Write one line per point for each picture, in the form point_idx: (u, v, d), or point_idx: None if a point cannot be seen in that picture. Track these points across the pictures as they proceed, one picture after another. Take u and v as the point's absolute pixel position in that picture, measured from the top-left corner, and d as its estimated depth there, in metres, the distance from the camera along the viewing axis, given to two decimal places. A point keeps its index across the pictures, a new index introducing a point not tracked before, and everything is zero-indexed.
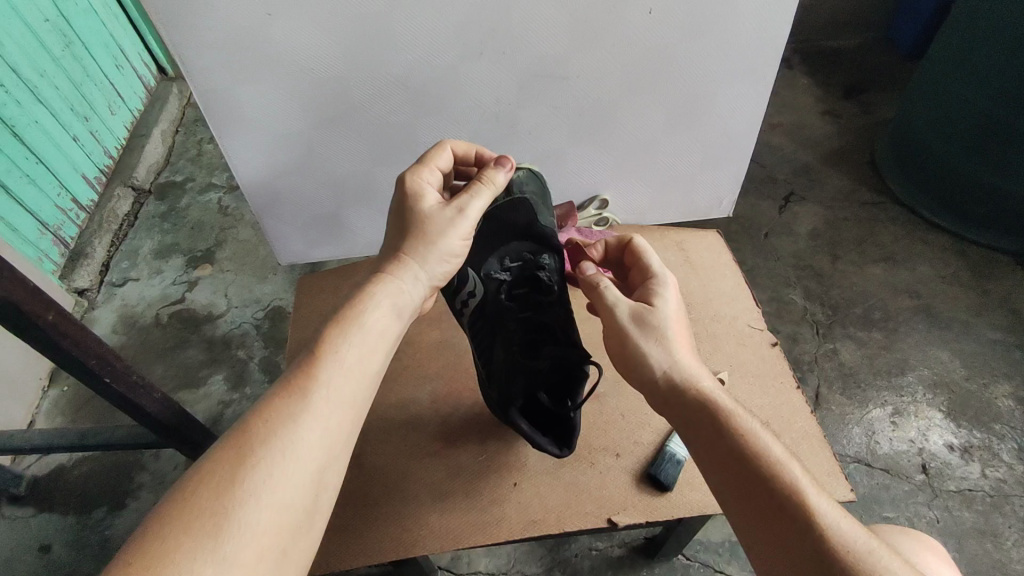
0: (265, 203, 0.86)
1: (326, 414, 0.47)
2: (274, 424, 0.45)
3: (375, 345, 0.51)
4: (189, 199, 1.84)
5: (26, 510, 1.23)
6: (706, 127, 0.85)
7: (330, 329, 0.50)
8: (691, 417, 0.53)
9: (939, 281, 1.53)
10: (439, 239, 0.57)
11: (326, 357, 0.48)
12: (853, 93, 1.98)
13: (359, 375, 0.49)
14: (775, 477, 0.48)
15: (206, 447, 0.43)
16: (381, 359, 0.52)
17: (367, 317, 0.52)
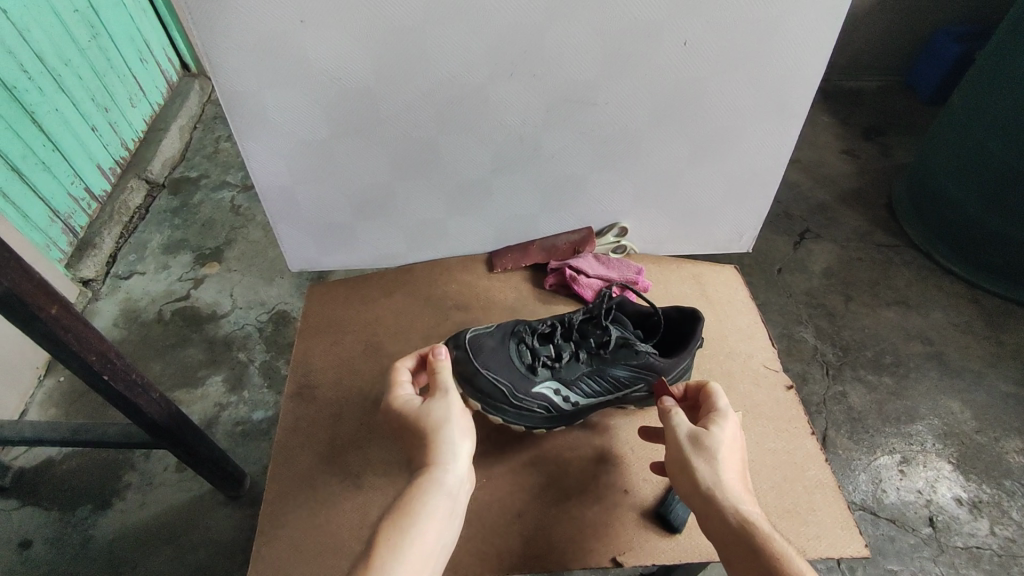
0: (281, 208, 0.84)
1: None
2: None
3: (432, 534, 0.54)
4: (202, 195, 1.85)
5: (10, 501, 1.20)
6: (733, 162, 0.83)
7: (386, 527, 0.53)
8: (725, 528, 0.54)
9: (952, 328, 1.51)
10: (453, 427, 0.59)
11: (400, 543, 0.52)
12: (871, 134, 1.98)
13: (423, 564, 0.52)
14: None
15: None
16: (439, 543, 0.54)
17: (416, 509, 0.54)
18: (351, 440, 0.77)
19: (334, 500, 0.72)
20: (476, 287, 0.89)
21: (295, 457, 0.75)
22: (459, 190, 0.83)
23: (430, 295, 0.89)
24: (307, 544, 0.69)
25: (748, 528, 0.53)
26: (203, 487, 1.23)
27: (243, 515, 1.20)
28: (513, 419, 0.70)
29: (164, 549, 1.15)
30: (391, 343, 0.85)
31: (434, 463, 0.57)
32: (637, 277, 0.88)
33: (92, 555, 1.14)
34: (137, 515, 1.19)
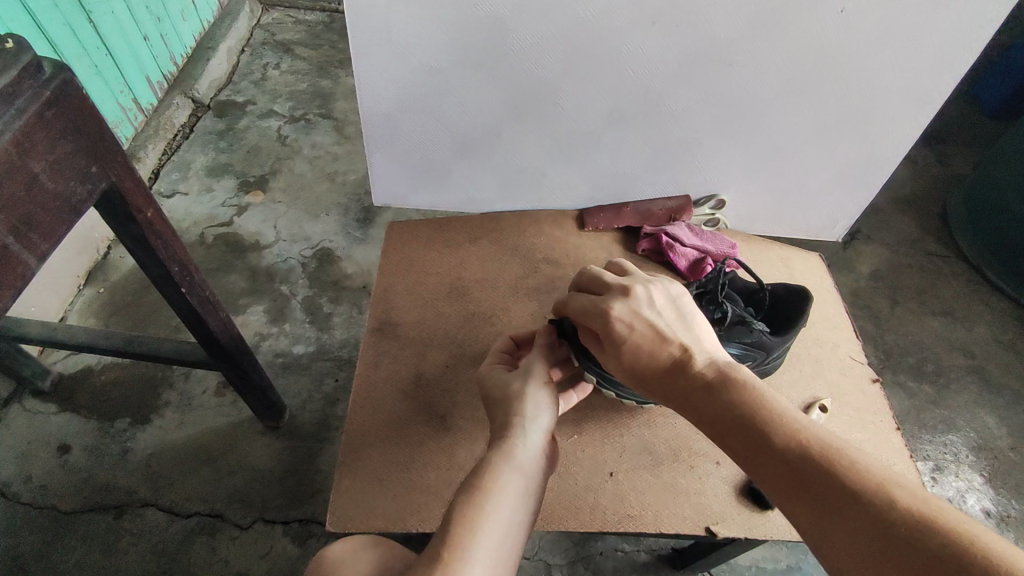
0: (381, 135, 0.83)
1: (498, 548, 0.48)
2: (461, 533, 0.48)
3: (508, 505, 0.52)
4: (249, 122, 1.75)
5: (49, 406, 1.15)
6: (850, 144, 0.81)
7: (465, 495, 0.51)
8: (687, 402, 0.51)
9: (997, 346, 1.41)
10: (530, 403, 0.59)
11: (496, 487, 0.52)
12: (932, 141, 1.81)
13: (501, 534, 0.49)
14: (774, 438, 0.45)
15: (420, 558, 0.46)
16: (520, 517, 0.52)
17: (496, 482, 0.53)
18: (436, 381, 0.76)
19: (416, 439, 0.71)
20: (565, 242, 0.89)
21: (377, 393, 0.74)
22: (566, 140, 0.81)
23: (518, 244, 0.88)
24: (389, 478, 0.68)
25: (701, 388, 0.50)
26: (242, 413, 1.17)
27: (281, 446, 1.13)
28: (623, 392, 0.69)
29: (202, 471, 1.10)
30: (477, 290, 0.84)
31: (517, 421, 0.58)
32: (732, 252, 0.86)
33: (130, 468, 1.09)
34: (174, 434, 1.13)
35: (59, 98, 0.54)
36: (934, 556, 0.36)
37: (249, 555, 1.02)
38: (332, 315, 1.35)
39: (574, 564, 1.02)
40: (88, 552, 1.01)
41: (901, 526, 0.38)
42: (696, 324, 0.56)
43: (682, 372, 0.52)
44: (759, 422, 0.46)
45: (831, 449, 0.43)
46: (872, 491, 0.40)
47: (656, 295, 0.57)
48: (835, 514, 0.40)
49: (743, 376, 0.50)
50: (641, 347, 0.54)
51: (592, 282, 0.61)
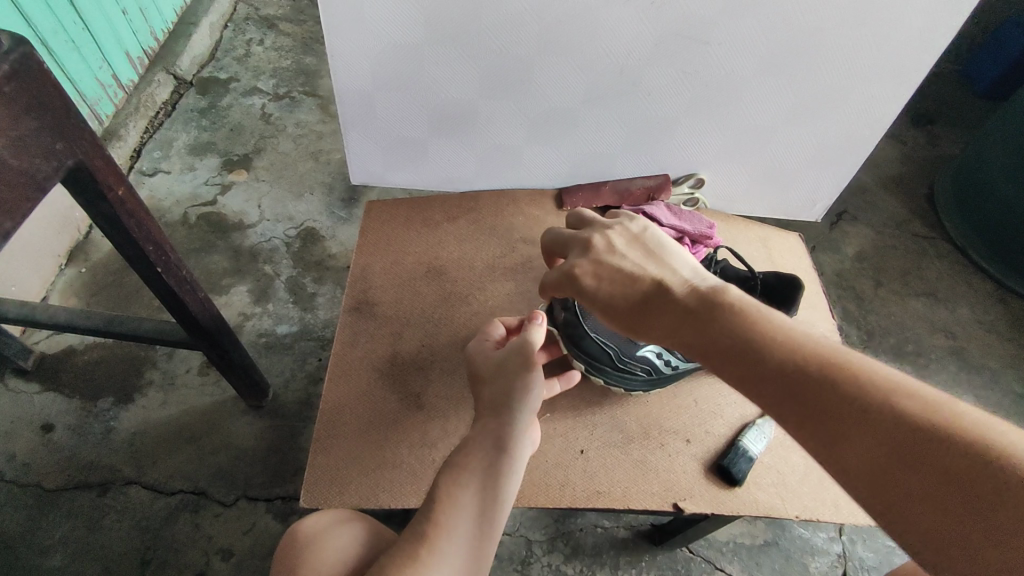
0: (356, 111, 0.82)
1: (472, 529, 0.50)
2: (437, 517, 0.50)
3: (487, 485, 0.53)
4: (231, 99, 1.72)
5: (31, 385, 1.15)
6: (828, 124, 0.82)
7: (444, 478, 0.52)
8: (675, 325, 0.50)
9: (977, 327, 1.42)
10: (516, 381, 0.59)
11: (476, 465, 0.53)
12: (920, 121, 1.80)
13: (478, 516, 0.51)
14: (776, 354, 0.44)
15: (397, 547, 0.48)
16: (499, 497, 0.53)
17: (474, 463, 0.53)
18: (412, 360, 0.76)
19: (391, 417, 0.71)
20: (543, 222, 0.89)
21: (352, 372, 0.75)
22: (545, 117, 0.81)
23: (496, 225, 0.88)
24: (363, 456, 0.68)
25: (687, 314, 0.50)
26: (226, 392, 1.17)
27: (264, 424, 1.14)
28: (614, 381, 0.71)
29: (186, 448, 1.10)
30: (454, 269, 0.84)
31: (500, 398, 0.58)
32: (710, 232, 0.85)
33: (114, 447, 1.09)
34: (158, 413, 1.14)
35: (19, 72, 0.53)
36: (951, 455, 0.37)
37: (232, 532, 1.03)
38: (316, 295, 1.34)
39: (554, 541, 1.03)
40: (72, 529, 1.01)
41: (915, 428, 0.38)
42: (665, 255, 0.57)
43: (664, 308, 0.51)
44: (763, 344, 0.45)
45: (833, 359, 0.42)
46: (882, 397, 0.39)
47: (618, 239, 0.60)
48: (848, 428, 0.39)
49: (730, 299, 0.48)
50: (616, 293, 0.55)
51: (558, 242, 0.66)
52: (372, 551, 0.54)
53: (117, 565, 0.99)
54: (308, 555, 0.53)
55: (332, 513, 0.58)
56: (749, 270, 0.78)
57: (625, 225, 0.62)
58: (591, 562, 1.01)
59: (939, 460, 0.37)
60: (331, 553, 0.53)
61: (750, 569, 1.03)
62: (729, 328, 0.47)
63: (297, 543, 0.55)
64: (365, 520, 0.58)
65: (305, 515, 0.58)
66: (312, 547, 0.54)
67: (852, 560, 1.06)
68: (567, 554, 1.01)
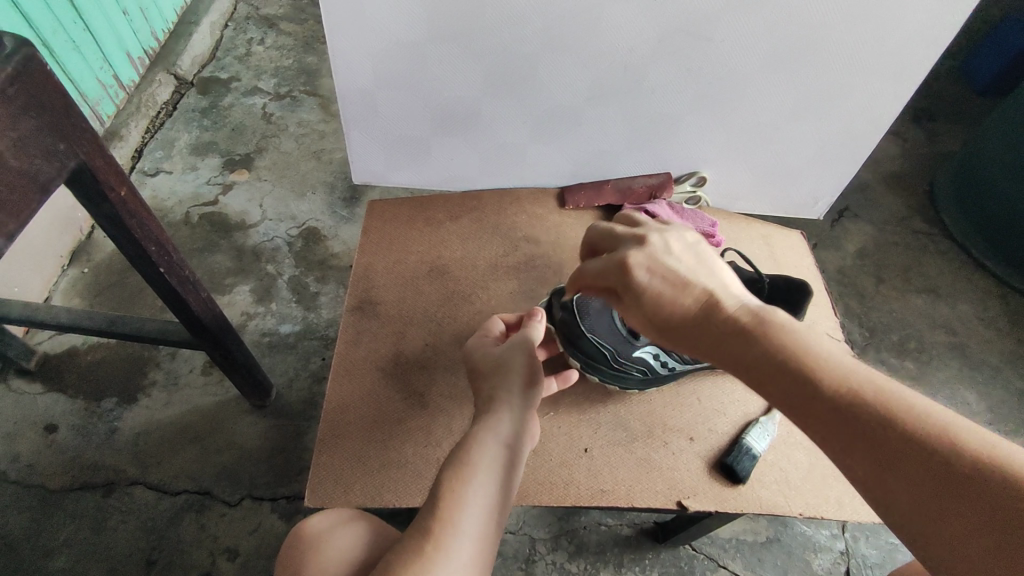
0: (358, 110, 0.82)
1: (476, 523, 0.50)
2: (442, 510, 0.50)
3: (490, 481, 0.53)
4: (232, 99, 1.72)
5: (35, 386, 1.15)
6: (831, 121, 0.82)
7: (447, 474, 0.52)
8: (721, 342, 0.47)
9: (980, 323, 1.42)
10: (514, 376, 0.59)
11: (477, 460, 0.53)
12: (921, 118, 1.80)
13: (483, 512, 0.51)
14: (831, 384, 0.42)
15: (404, 542, 0.48)
16: (501, 492, 0.53)
17: (477, 459, 0.53)
18: (415, 359, 0.76)
19: (394, 416, 0.71)
20: (545, 221, 0.89)
21: (356, 372, 0.75)
22: (547, 116, 0.81)
23: (498, 223, 0.88)
24: (367, 456, 0.68)
25: (735, 334, 0.47)
26: (229, 392, 1.17)
27: (267, 424, 1.14)
28: (609, 380, 0.71)
29: (190, 448, 1.11)
30: (457, 268, 0.84)
31: (499, 395, 0.59)
32: (713, 230, 0.86)
33: (118, 446, 1.10)
34: (161, 413, 1.14)
35: (21, 74, 0.53)
36: (1006, 503, 0.37)
37: (236, 532, 1.03)
38: (318, 295, 1.35)
39: (557, 539, 1.03)
40: (77, 529, 1.02)
41: (967, 472, 0.38)
42: (713, 267, 0.53)
43: (715, 319, 0.48)
44: (816, 372, 0.43)
45: (886, 393, 0.41)
46: (936, 439, 0.39)
47: (674, 241, 0.55)
48: (905, 470, 0.39)
49: (781, 320, 0.46)
50: (668, 294, 0.51)
51: (605, 238, 0.61)
52: (378, 549, 0.54)
53: (123, 565, 0.99)
54: (315, 554, 0.53)
55: (337, 512, 0.59)
56: (756, 271, 0.78)
57: (678, 231, 0.57)
58: (595, 559, 1.01)
59: (994, 507, 0.37)
60: (335, 553, 0.53)
61: (754, 566, 1.03)
62: (781, 352, 0.44)
63: (304, 543, 0.55)
64: (369, 519, 0.59)
65: (310, 515, 0.58)
66: (316, 547, 0.54)
67: (856, 556, 1.06)
68: (571, 552, 1.02)
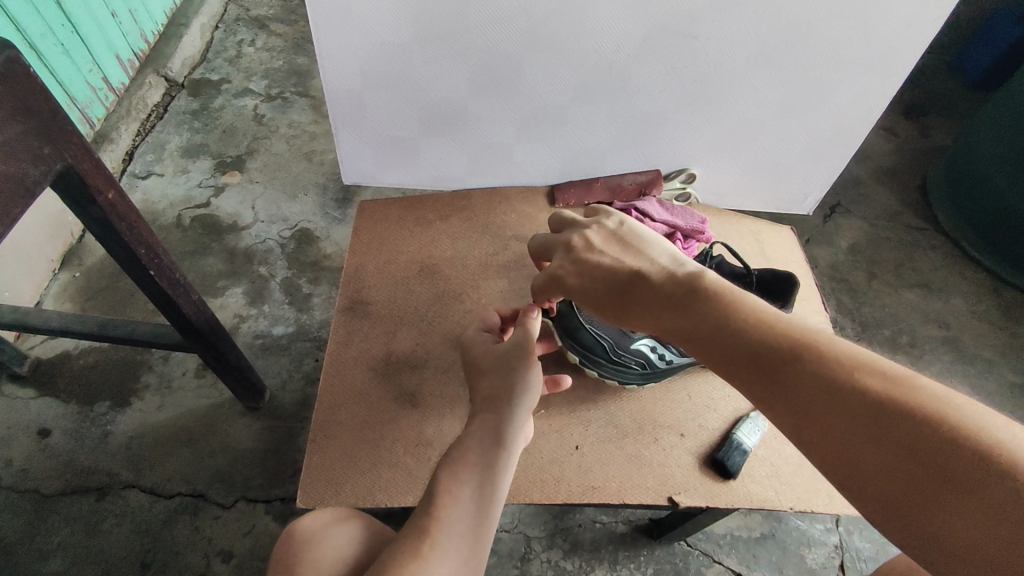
0: (347, 111, 0.82)
1: (466, 525, 0.50)
2: (435, 511, 0.50)
3: (484, 480, 0.53)
4: (223, 101, 1.71)
5: (26, 391, 1.15)
6: (818, 116, 0.82)
7: (441, 473, 0.52)
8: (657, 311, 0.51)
9: (970, 316, 1.43)
10: (513, 373, 0.59)
11: (472, 460, 0.53)
12: (911, 113, 1.81)
13: (475, 512, 0.51)
14: (751, 339, 0.44)
15: (393, 546, 0.48)
16: (493, 492, 0.53)
17: (472, 459, 0.53)
18: (406, 360, 0.76)
19: (387, 416, 0.71)
20: (536, 219, 0.89)
21: (348, 372, 0.75)
22: (535, 115, 0.81)
23: (488, 222, 0.89)
24: (358, 455, 0.68)
25: (668, 303, 0.50)
26: (223, 395, 1.17)
27: (261, 426, 1.14)
28: (609, 374, 0.71)
29: (183, 451, 1.10)
30: (447, 268, 0.84)
31: (493, 394, 0.58)
32: (702, 227, 0.85)
33: (111, 450, 1.09)
34: (154, 416, 1.13)
35: (5, 77, 0.53)
36: (916, 433, 0.37)
37: (231, 535, 1.03)
38: (311, 296, 1.34)
39: (553, 537, 1.03)
40: (71, 534, 1.01)
41: (876, 408, 0.38)
42: (642, 245, 0.57)
43: (642, 294, 0.52)
44: (735, 330, 0.45)
45: (803, 341, 0.43)
46: (847, 380, 0.40)
47: (595, 237, 0.60)
48: (816, 410, 0.40)
49: (708, 283, 0.49)
50: (597, 282, 0.56)
51: (542, 248, 0.66)
52: (370, 551, 0.54)
53: (116, 569, 0.99)
54: (304, 555, 0.53)
55: (328, 511, 0.59)
56: (744, 266, 0.79)
57: (602, 223, 0.62)
58: (590, 557, 1.01)
59: (905, 441, 0.37)
60: (327, 553, 0.53)
61: (748, 561, 1.03)
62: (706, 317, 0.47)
63: (293, 544, 0.55)
64: (361, 516, 0.59)
65: (300, 515, 0.57)
66: (308, 546, 0.54)
67: (849, 550, 1.06)
68: (566, 550, 1.02)
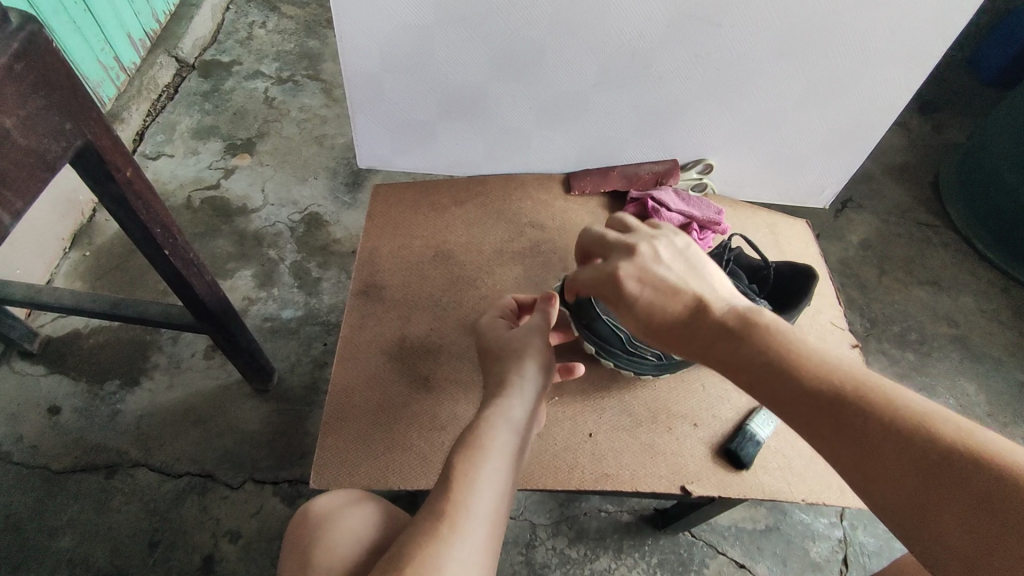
0: (364, 93, 0.81)
1: (485, 510, 0.50)
2: (453, 495, 0.50)
3: (501, 465, 0.53)
4: (234, 83, 1.70)
5: (37, 367, 1.15)
6: (840, 108, 0.81)
7: (457, 456, 0.52)
8: (717, 342, 0.50)
9: (981, 315, 1.42)
10: (527, 359, 0.60)
11: (489, 444, 0.53)
12: (926, 109, 1.79)
13: (494, 497, 0.51)
14: (817, 383, 0.45)
15: (412, 529, 0.48)
16: (510, 476, 0.53)
17: (490, 443, 0.54)
18: (420, 344, 0.76)
19: (400, 399, 0.71)
20: (551, 206, 0.89)
21: (361, 355, 0.75)
22: (554, 102, 0.80)
23: (503, 208, 0.88)
24: (371, 438, 0.68)
25: (731, 334, 0.49)
26: (232, 376, 1.18)
27: (270, 408, 1.15)
28: (625, 364, 0.71)
29: (193, 431, 1.11)
30: (462, 253, 0.84)
31: (508, 379, 0.59)
32: (719, 218, 0.85)
33: (121, 429, 1.10)
34: (164, 396, 1.14)
35: (27, 51, 0.52)
36: (982, 487, 0.39)
37: (240, 515, 1.04)
38: (320, 280, 1.34)
39: (558, 525, 1.04)
40: (81, 510, 1.02)
41: (947, 459, 0.40)
42: (700, 272, 0.56)
43: (702, 324, 0.51)
44: (800, 373, 0.46)
45: (866, 387, 0.44)
46: (914, 425, 0.41)
47: (663, 250, 0.57)
48: (885, 458, 0.41)
49: (771, 321, 0.49)
50: (656, 302, 0.53)
51: (599, 244, 0.61)
52: (387, 532, 0.55)
53: (125, 546, 1.00)
54: (322, 534, 0.54)
55: (343, 492, 0.59)
56: (762, 257, 0.78)
57: (668, 237, 0.59)
58: (595, 545, 1.02)
59: (970, 493, 0.39)
60: (346, 534, 0.53)
61: (752, 553, 1.04)
62: (774, 354, 0.47)
63: (310, 524, 0.55)
64: (377, 498, 0.59)
65: (317, 495, 0.58)
66: (326, 527, 0.54)
67: (853, 544, 1.07)
68: (571, 538, 1.02)
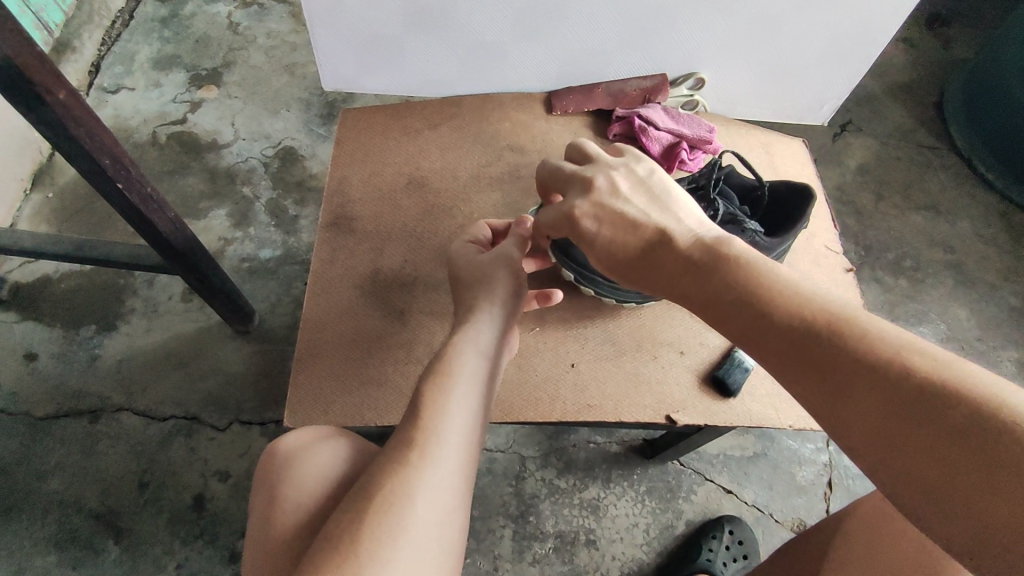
0: (321, 6, 0.73)
1: (457, 438, 0.48)
2: (423, 424, 0.47)
3: (472, 391, 0.51)
4: (194, 6, 1.58)
5: (8, 314, 1.12)
6: (843, 12, 0.75)
7: (426, 383, 0.50)
8: (681, 273, 0.48)
9: (978, 240, 1.39)
10: (499, 284, 0.57)
11: (459, 371, 0.51)
12: (934, 23, 1.69)
13: (466, 423, 0.49)
14: (775, 313, 0.42)
15: (382, 459, 0.46)
16: (483, 402, 0.51)
17: (460, 369, 0.51)
18: (395, 277, 0.72)
19: (375, 334, 0.68)
20: (531, 127, 0.83)
21: (333, 290, 0.71)
22: (531, 9, 0.73)
23: (480, 131, 0.82)
24: (346, 375, 0.66)
25: (693, 266, 0.47)
26: (211, 318, 1.14)
27: (252, 350, 1.12)
28: (606, 292, 0.68)
29: (175, 375, 1.09)
30: (437, 180, 0.79)
31: (478, 306, 0.56)
32: (710, 137, 0.79)
33: (101, 373, 1.08)
34: (142, 340, 1.11)
35: None
36: (948, 413, 0.34)
37: (227, 455, 1.03)
38: (298, 218, 1.29)
39: (548, 457, 1.04)
40: (66, 455, 1.01)
41: (913, 387, 0.36)
42: (668, 202, 0.54)
43: (666, 257, 0.49)
44: (758, 304, 0.43)
45: (834, 317, 0.40)
46: (881, 356, 0.37)
47: (620, 182, 0.55)
48: (848, 389, 0.37)
49: (735, 252, 0.46)
50: (616, 235, 0.52)
51: (559, 177, 0.59)
52: (358, 465, 0.53)
53: (114, 489, 0.99)
54: (289, 473, 0.52)
55: (313, 428, 0.56)
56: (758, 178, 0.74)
57: (630, 166, 0.57)
58: (584, 475, 1.02)
59: (933, 421, 0.35)
60: (315, 469, 0.52)
61: (739, 479, 1.05)
62: (733, 283, 0.45)
63: (277, 462, 0.53)
64: (349, 433, 0.57)
65: (285, 432, 0.55)
66: (294, 462, 0.52)
67: (839, 468, 1.08)
68: (560, 469, 1.03)
